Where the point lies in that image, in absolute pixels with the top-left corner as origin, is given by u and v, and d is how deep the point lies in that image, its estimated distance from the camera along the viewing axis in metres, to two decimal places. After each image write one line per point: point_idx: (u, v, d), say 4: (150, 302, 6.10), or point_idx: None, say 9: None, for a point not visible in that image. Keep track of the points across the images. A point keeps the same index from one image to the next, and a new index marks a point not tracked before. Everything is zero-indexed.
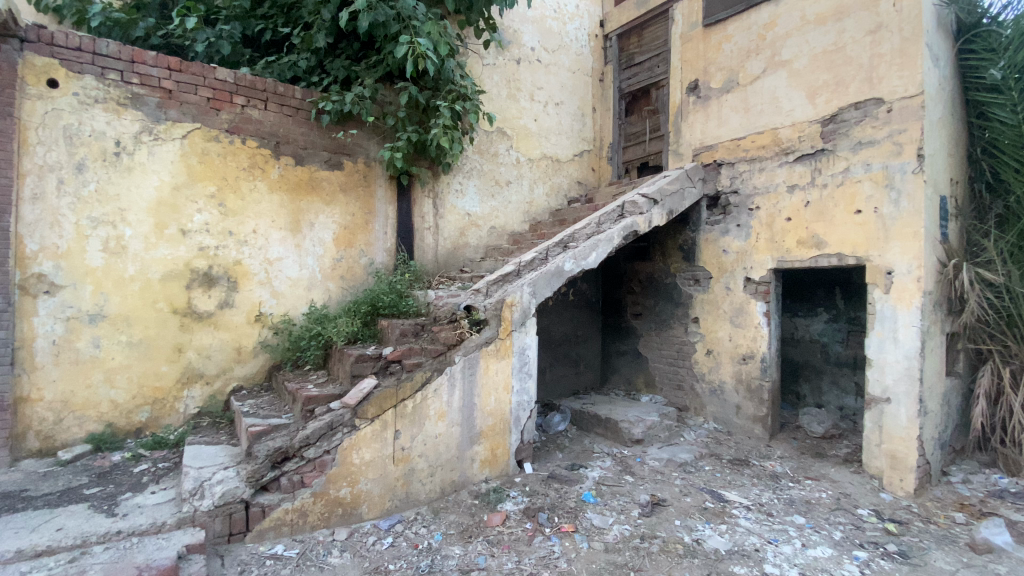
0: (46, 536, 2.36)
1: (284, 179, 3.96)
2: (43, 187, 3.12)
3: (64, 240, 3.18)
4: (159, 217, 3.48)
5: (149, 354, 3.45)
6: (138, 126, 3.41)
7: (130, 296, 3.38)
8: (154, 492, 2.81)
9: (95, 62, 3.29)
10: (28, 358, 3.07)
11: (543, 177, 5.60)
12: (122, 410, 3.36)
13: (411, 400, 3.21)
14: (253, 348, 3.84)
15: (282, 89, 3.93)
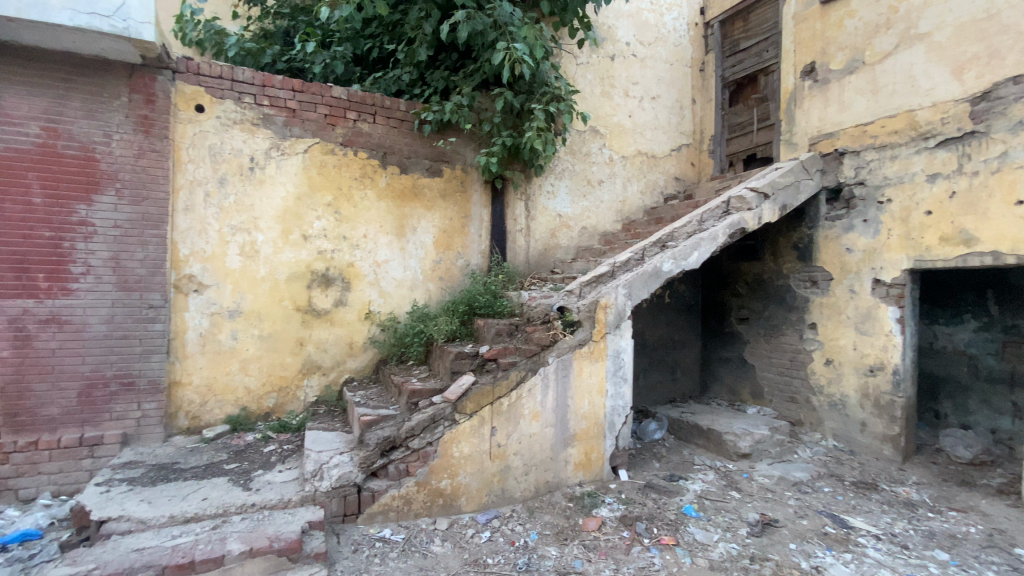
0: (195, 504, 2.67)
1: (391, 187, 4.22)
2: (194, 200, 3.60)
3: (209, 245, 3.64)
4: (285, 224, 3.86)
5: (276, 346, 3.83)
6: (268, 143, 3.82)
7: (262, 294, 3.79)
8: (281, 471, 3.09)
9: (233, 87, 3.72)
10: (181, 347, 3.54)
11: (638, 175, 5.44)
12: (254, 395, 3.77)
13: (506, 398, 3.26)
14: (363, 344, 4.13)
15: (389, 103, 4.20)
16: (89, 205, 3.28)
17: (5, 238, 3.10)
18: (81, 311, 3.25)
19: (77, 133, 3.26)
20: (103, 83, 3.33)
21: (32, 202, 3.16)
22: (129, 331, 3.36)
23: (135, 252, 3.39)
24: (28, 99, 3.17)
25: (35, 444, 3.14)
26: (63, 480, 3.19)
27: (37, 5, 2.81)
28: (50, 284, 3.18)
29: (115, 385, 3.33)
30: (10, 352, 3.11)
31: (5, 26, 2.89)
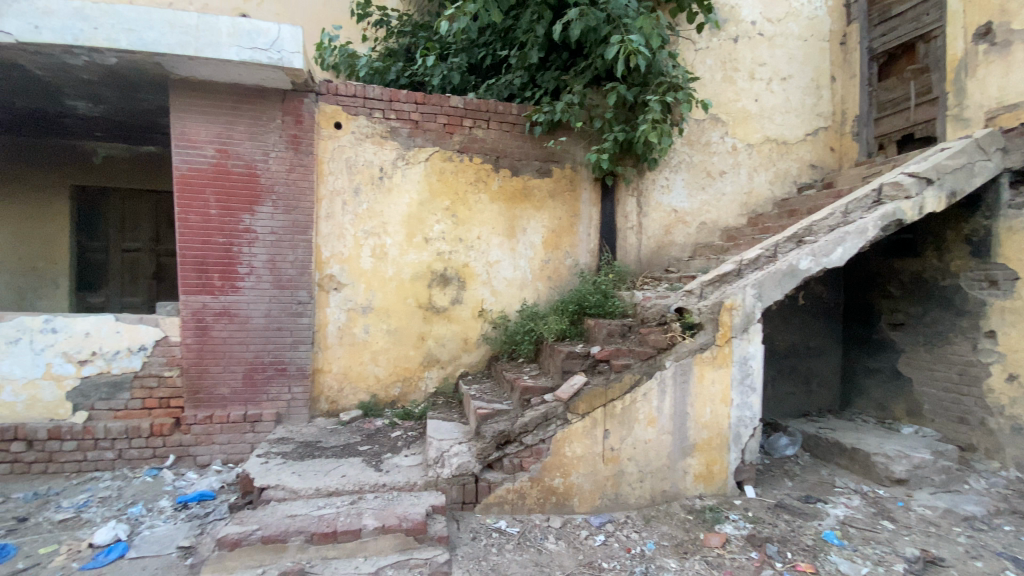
0: (336, 479, 2.93)
1: (503, 189, 4.34)
2: (334, 208, 4.02)
3: (346, 248, 4.03)
4: (409, 228, 4.15)
5: (401, 340, 4.14)
6: (395, 154, 4.12)
7: (389, 292, 4.11)
8: (407, 455, 3.30)
9: (365, 105, 4.07)
10: (323, 339, 3.97)
11: (765, 164, 5.00)
12: (382, 384, 4.10)
13: (620, 401, 3.18)
14: (477, 340, 4.30)
15: (502, 107, 4.30)
16: (252, 214, 3.79)
17: (189, 244, 3.65)
18: (246, 305, 3.76)
19: (243, 152, 3.78)
20: (262, 108, 3.83)
21: (209, 213, 3.71)
22: (282, 324, 3.83)
23: (288, 254, 3.86)
24: (205, 125, 3.72)
25: (211, 418, 3.67)
26: (230, 451, 3.70)
27: (211, 44, 3.30)
28: (223, 283, 3.71)
29: (272, 370, 3.81)
30: (192, 338, 3.65)
31: (187, 65, 3.42)
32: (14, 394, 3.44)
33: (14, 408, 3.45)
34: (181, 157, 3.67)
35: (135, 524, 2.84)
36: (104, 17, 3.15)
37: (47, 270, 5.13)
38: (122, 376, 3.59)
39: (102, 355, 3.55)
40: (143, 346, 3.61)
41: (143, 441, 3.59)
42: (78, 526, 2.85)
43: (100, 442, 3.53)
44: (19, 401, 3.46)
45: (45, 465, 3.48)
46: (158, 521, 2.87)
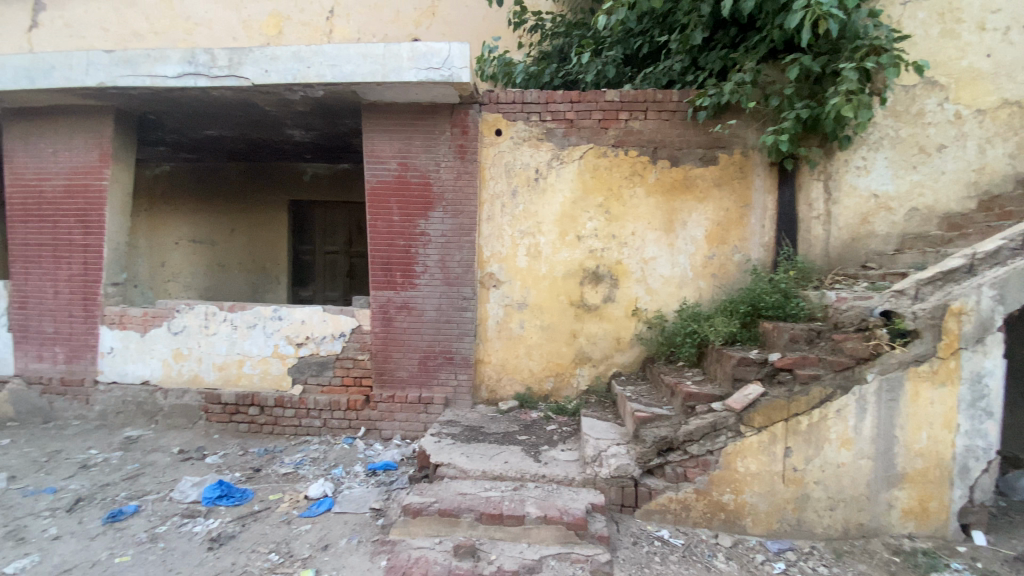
0: (499, 465, 3.07)
1: (661, 182, 4.13)
2: (494, 211, 4.23)
3: (504, 247, 4.22)
4: (562, 226, 4.20)
5: (555, 337, 4.20)
6: (550, 155, 4.18)
7: (543, 290, 4.20)
8: (563, 450, 3.32)
9: (523, 109, 4.18)
10: (484, 332, 4.23)
11: (1005, 132, 3.96)
12: (536, 377, 4.21)
13: (806, 417, 2.81)
14: (631, 340, 4.16)
15: (661, 96, 4.08)
16: (427, 219, 4.16)
17: (377, 246, 4.17)
18: (421, 300, 4.16)
19: (419, 164, 4.15)
20: (434, 122, 4.15)
21: (392, 220, 4.16)
22: (451, 318, 4.16)
23: (455, 254, 4.16)
24: (389, 142, 4.16)
25: (392, 398, 4.16)
26: (407, 427, 4.14)
27: (395, 68, 3.71)
28: (402, 280, 4.16)
29: (442, 358, 4.16)
30: (378, 327, 4.17)
31: (375, 90, 3.89)
32: (252, 368, 4.29)
33: (252, 379, 4.29)
34: (371, 171, 4.17)
35: (337, 483, 3.32)
36: (314, 57, 3.75)
37: (273, 269, 6.33)
38: (327, 357, 4.24)
39: (313, 339, 4.24)
40: (343, 332, 4.23)
41: (341, 413, 4.20)
42: (296, 480, 3.41)
43: (310, 411, 4.21)
44: (255, 374, 4.29)
45: (272, 427, 4.25)
46: (354, 483, 3.32)
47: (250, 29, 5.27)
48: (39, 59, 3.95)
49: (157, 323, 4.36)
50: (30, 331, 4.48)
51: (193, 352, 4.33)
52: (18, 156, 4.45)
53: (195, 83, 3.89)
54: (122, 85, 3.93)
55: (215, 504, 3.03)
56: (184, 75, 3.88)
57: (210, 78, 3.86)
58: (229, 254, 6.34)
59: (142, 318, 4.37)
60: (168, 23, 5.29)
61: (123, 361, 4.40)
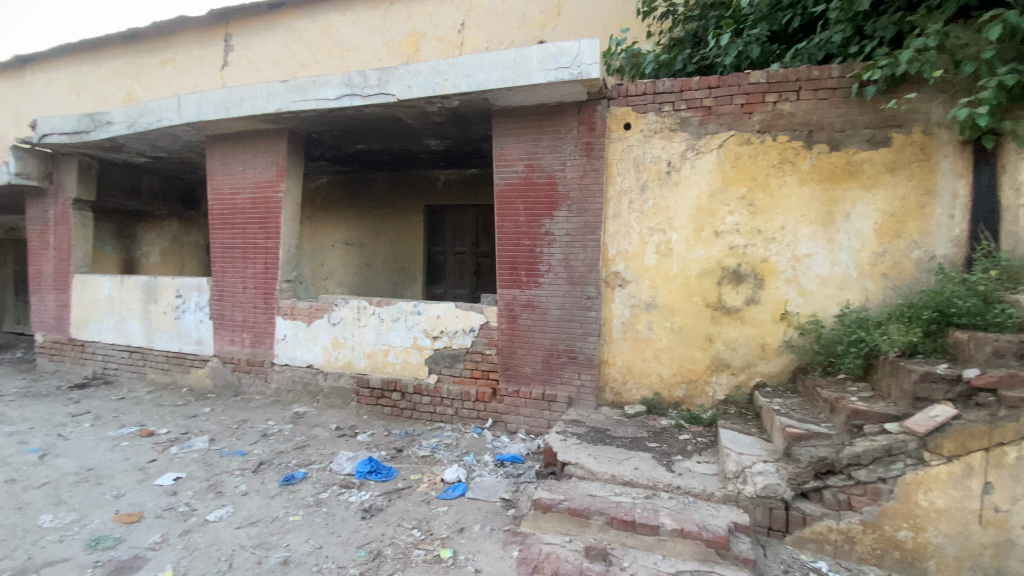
0: (629, 470, 2.98)
1: (818, 169, 3.68)
2: (621, 208, 4.08)
3: (631, 245, 4.06)
4: (698, 222, 3.92)
5: (688, 340, 3.95)
6: (685, 146, 3.94)
7: (674, 290, 3.97)
8: (699, 462, 3.11)
9: (654, 100, 3.99)
10: (609, 333, 4.12)
11: None
12: (666, 383, 4.01)
13: (1014, 449, 2.44)
14: (778, 347, 3.77)
15: (817, 73, 3.63)
16: (552, 218, 4.16)
17: (505, 245, 4.29)
18: (546, 298, 4.19)
19: (546, 164, 4.17)
20: (561, 121, 4.13)
21: (519, 220, 4.25)
22: (575, 317, 4.12)
23: (579, 253, 4.10)
24: (517, 144, 4.25)
25: (518, 393, 4.26)
26: (532, 423, 4.21)
27: (526, 72, 3.78)
28: (527, 278, 4.23)
29: (565, 357, 4.16)
30: (505, 324, 4.30)
31: (505, 95, 4.01)
32: (395, 357, 4.70)
33: (395, 367, 4.70)
34: (499, 174, 4.31)
35: (469, 470, 3.50)
36: (451, 69, 3.99)
37: (410, 269, 6.88)
38: (459, 350, 4.48)
39: (446, 333, 4.51)
40: (473, 328, 4.43)
41: (471, 404, 4.42)
42: (432, 463, 3.66)
43: (444, 400, 4.49)
44: (397, 362, 4.69)
45: (411, 412, 4.62)
46: (485, 471, 3.47)
47: (392, 50, 5.67)
48: (234, 93, 4.75)
49: (319, 315, 4.98)
50: (226, 320, 5.41)
51: (347, 341, 4.88)
52: (217, 174, 5.40)
53: (351, 103, 4.36)
54: (293, 109, 4.55)
55: (366, 478, 3.38)
56: (342, 96, 4.38)
57: (363, 97, 4.31)
58: (374, 255, 7.03)
59: (308, 310, 5.03)
60: (326, 51, 5.91)
61: (293, 347, 5.11)
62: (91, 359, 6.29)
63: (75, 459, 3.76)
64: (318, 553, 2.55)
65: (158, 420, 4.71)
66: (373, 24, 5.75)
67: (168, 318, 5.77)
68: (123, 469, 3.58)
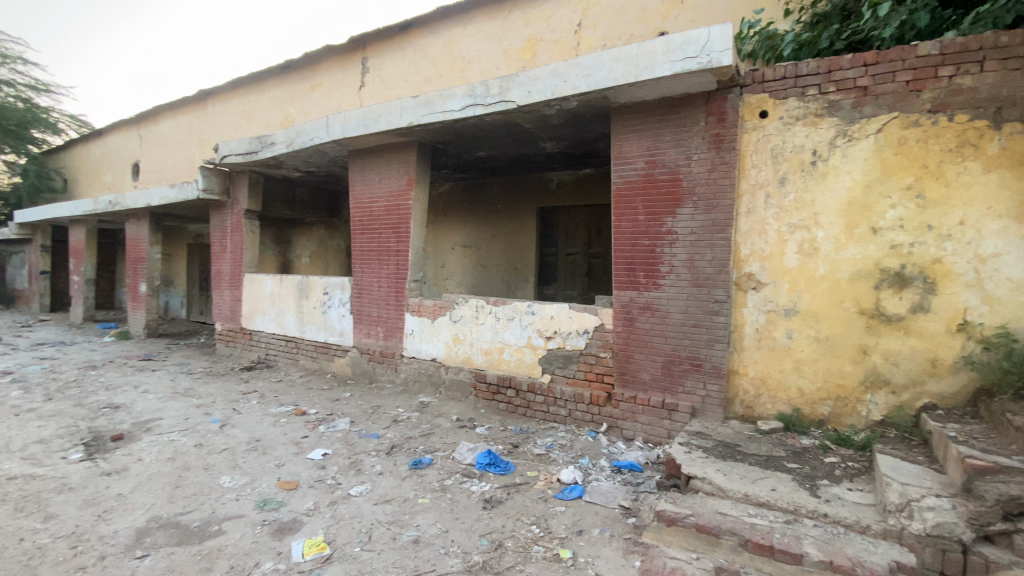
0: (764, 490, 2.73)
1: (1011, 151, 3.06)
2: (755, 204, 3.76)
3: (768, 244, 3.72)
4: (850, 217, 3.48)
5: (835, 351, 3.52)
6: (833, 132, 3.52)
7: (820, 294, 3.56)
8: (850, 490, 2.75)
9: (796, 84, 3.63)
10: (740, 340, 3.81)
11: None
12: (808, 398, 3.61)
13: None
14: (954, 364, 3.20)
15: (1009, 38, 3.03)
16: (674, 217, 3.96)
17: (623, 246, 4.18)
18: (667, 301, 3.98)
19: (669, 160, 3.98)
20: (686, 115, 3.92)
21: (638, 219, 4.11)
22: (699, 321, 3.86)
23: (705, 253, 3.83)
24: (637, 141, 4.11)
25: (636, 398, 4.11)
26: (650, 431, 4.03)
27: (649, 66, 3.65)
28: (647, 280, 4.06)
29: (688, 364, 3.91)
30: (622, 327, 4.18)
31: (626, 91, 3.91)
32: (510, 355, 4.81)
33: (510, 364, 4.82)
34: (618, 172, 4.20)
35: (586, 473, 3.46)
36: (571, 70, 4.00)
37: (523, 270, 7.02)
38: (573, 352, 4.45)
39: (560, 334, 4.51)
40: (587, 329, 4.37)
41: (585, 407, 4.36)
42: (548, 462, 3.69)
43: (558, 400, 4.50)
44: (513, 360, 4.81)
45: (525, 410, 4.70)
46: (601, 476, 3.42)
47: (510, 57, 5.77)
48: (371, 111, 5.24)
49: (443, 312, 5.29)
50: (362, 315, 5.99)
51: (467, 338, 5.11)
52: (356, 184, 5.99)
53: (474, 112, 4.56)
54: (422, 122, 4.89)
55: (485, 470, 3.52)
56: (466, 106, 4.60)
57: (485, 106, 4.48)
58: (490, 256, 7.29)
59: (433, 308, 5.36)
60: (448, 65, 6.21)
61: (419, 341, 5.49)
62: (256, 345, 7.35)
63: (247, 430, 4.41)
64: (444, 537, 2.70)
65: (308, 401, 5.35)
66: (492, 34, 5.90)
67: (316, 312, 6.53)
68: (282, 442, 4.12)
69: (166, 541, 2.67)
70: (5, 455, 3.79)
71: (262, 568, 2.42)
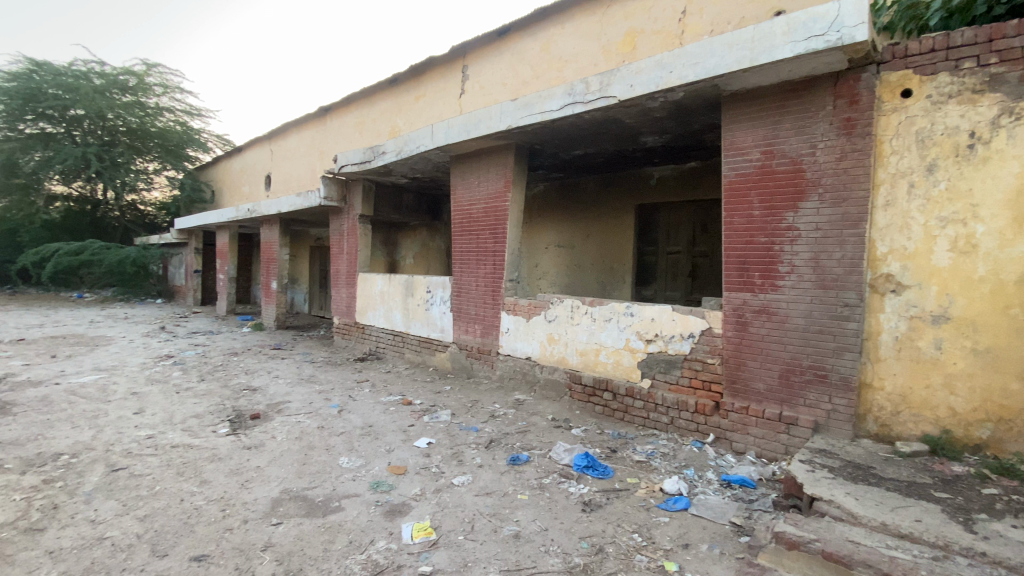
0: (905, 521, 2.39)
1: None
2: (896, 194, 3.31)
3: (912, 241, 3.25)
4: (1020, 208, 2.94)
5: (999, 366, 2.99)
6: (997, 110, 3.01)
7: (979, 299, 3.05)
8: (1019, 528, 2.32)
9: (949, 57, 3.15)
10: (875, 350, 3.38)
11: None
12: (961, 419, 3.11)
13: None
14: None
15: None
16: (796, 211, 3.61)
17: (735, 244, 3.89)
18: (786, 304, 3.64)
19: (789, 150, 3.64)
20: (810, 99, 3.56)
21: (753, 215, 3.81)
22: (824, 327, 3.48)
23: (833, 251, 3.45)
24: (752, 131, 3.82)
25: (747, 409, 3.81)
26: (764, 446, 3.71)
27: (767, 49, 3.37)
28: (763, 281, 3.75)
29: (810, 374, 3.54)
30: (733, 332, 3.89)
31: (739, 78, 3.64)
32: (608, 357, 4.71)
33: (607, 366, 4.71)
34: (730, 165, 3.93)
35: (691, 485, 3.28)
36: (677, 60, 3.82)
37: (619, 270, 6.84)
38: (675, 356, 4.23)
39: (662, 337, 4.31)
40: (692, 333, 4.12)
41: (689, 415, 4.13)
42: (650, 470, 3.55)
43: (658, 406, 4.32)
44: (610, 362, 4.70)
45: (623, 414, 4.57)
46: (709, 489, 3.22)
47: (609, 53, 5.24)
48: (473, 116, 5.41)
49: (538, 312, 5.32)
50: (462, 313, 6.21)
51: (562, 338, 5.09)
52: (458, 187, 6.23)
53: (573, 110, 4.53)
54: (522, 124, 4.95)
55: (583, 472, 3.47)
56: (565, 106, 4.59)
57: (585, 103, 4.43)
58: (585, 256, 7.20)
59: (528, 307, 5.41)
60: (545, 66, 5.86)
61: (515, 339, 5.58)
62: (367, 338, 7.95)
63: (361, 416, 4.78)
64: (544, 535, 2.70)
65: (412, 392, 5.67)
66: (591, 31, 5.40)
67: (419, 309, 6.91)
68: (391, 429, 4.40)
69: (295, 511, 2.96)
70: (171, 425, 4.46)
71: (376, 545, 2.60)
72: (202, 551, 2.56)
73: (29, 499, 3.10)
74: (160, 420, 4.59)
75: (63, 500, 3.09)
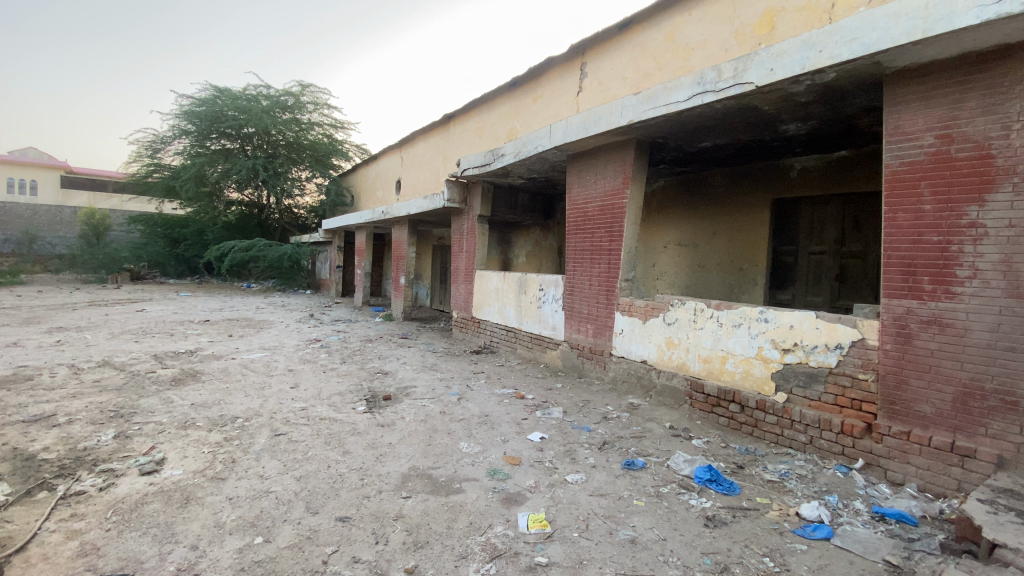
0: None
1: None
2: None
3: None
4: None
5: None
6: None
7: None
8: None
9: None
10: None
11: None
12: None
13: None
14: None
15: None
16: (981, 204, 3.03)
17: (897, 244, 3.38)
18: (965, 315, 3.07)
19: (973, 131, 3.07)
20: (1003, 72, 2.96)
21: (923, 210, 3.26)
22: (1016, 344, 2.88)
23: None
24: (923, 112, 3.28)
25: (907, 435, 3.28)
26: (930, 479, 3.17)
27: (945, 16, 2.86)
28: (933, 287, 3.19)
29: (994, 400, 2.95)
30: (893, 345, 3.36)
31: (907, 53, 3.16)
32: (735, 366, 4.38)
33: (734, 376, 4.39)
34: (893, 153, 3.42)
35: (834, 513, 2.94)
36: (829, 37, 3.43)
37: (750, 270, 6.28)
38: (817, 369, 3.79)
39: (802, 347, 3.89)
40: (840, 345, 3.65)
41: (832, 436, 3.68)
42: (783, 491, 3.25)
43: (794, 423, 3.92)
44: (737, 372, 4.37)
45: (751, 428, 4.23)
46: (856, 520, 2.86)
47: (742, 36, 4.57)
48: (593, 113, 5.36)
49: (655, 313, 5.14)
50: (574, 312, 6.22)
51: (682, 342, 4.86)
52: (575, 186, 6.21)
53: (703, 100, 4.29)
54: (644, 117, 4.80)
55: (706, 485, 3.29)
56: (693, 96, 4.37)
57: (716, 92, 4.17)
58: (709, 255, 6.74)
59: (645, 309, 5.25)
60: (669, 56, 5.43)
61: (630, 341, 5.44)
62: (483, 333, 8.30)
63: (478, 405, 5.02)
64: (663, 544, 2.60)
65: (526, 387, 5.81)
66: (723, 13, 4.80)
67: (533, 307, 7.04)
68: (506, 421, 4.56)
69: (422, 488, 3.20)
70: (319, 400, 5.09)
71: (494, 529, 2.71)
72: (345, 513, 2.88)
73: (214, 452, 3.74)
74: (310, 395, 5.26)
75: (239, 456, 3.68)
